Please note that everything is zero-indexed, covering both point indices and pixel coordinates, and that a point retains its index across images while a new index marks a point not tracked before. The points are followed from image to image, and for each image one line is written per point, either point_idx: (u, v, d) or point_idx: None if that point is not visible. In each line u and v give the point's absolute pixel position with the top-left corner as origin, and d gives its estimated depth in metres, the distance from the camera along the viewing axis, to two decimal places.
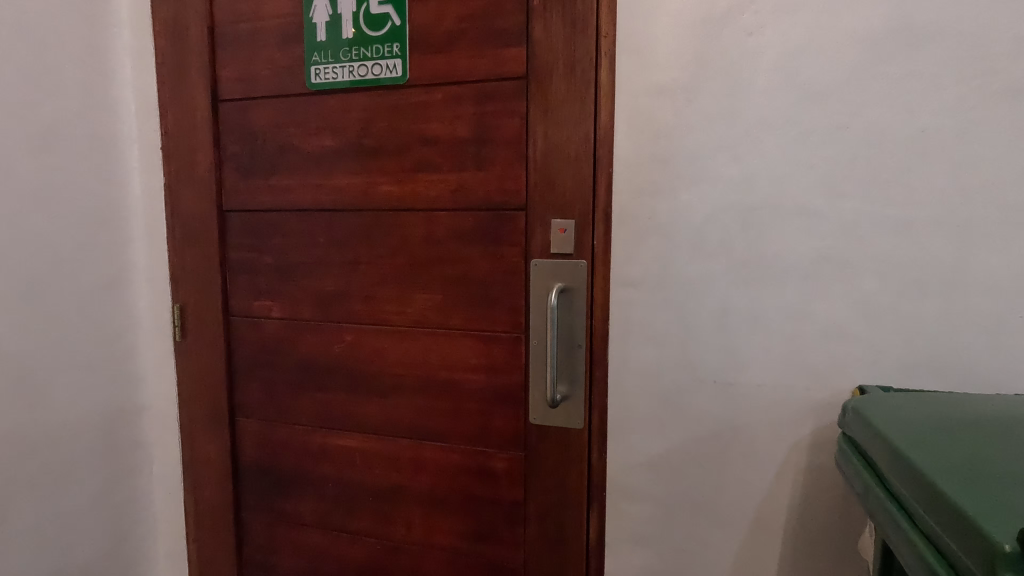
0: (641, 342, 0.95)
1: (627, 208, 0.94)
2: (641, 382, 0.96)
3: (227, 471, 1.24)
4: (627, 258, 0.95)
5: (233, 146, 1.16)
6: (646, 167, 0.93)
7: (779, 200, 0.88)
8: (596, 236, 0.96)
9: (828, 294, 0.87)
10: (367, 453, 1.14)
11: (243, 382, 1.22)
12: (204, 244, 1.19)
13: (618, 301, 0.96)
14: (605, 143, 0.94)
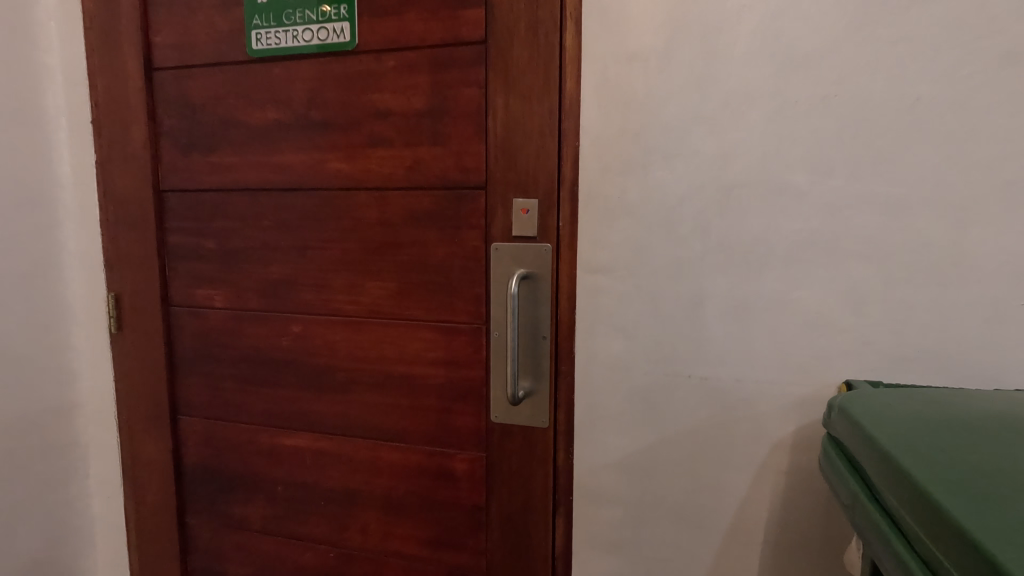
0: (611, 333, 0.87)
1: (596, 187, 0.86)
2: (611, 378, 0.88)
3: (170, 473, 1.14)
4: (595, 242, 0.87)
5: (170, 119, 1.06)
6: (616, 141, 0.85)
7: (761, 177, 0.80)
8: (561, 217, 0.87)
9: (813, 281, 0.80)
10: (319, 454, 1.06)
11: (186, 376, 1.13)
12: (139, 227, 1.09)
13: (586, 289, 0.88)
14: (572, 114, 0.86)
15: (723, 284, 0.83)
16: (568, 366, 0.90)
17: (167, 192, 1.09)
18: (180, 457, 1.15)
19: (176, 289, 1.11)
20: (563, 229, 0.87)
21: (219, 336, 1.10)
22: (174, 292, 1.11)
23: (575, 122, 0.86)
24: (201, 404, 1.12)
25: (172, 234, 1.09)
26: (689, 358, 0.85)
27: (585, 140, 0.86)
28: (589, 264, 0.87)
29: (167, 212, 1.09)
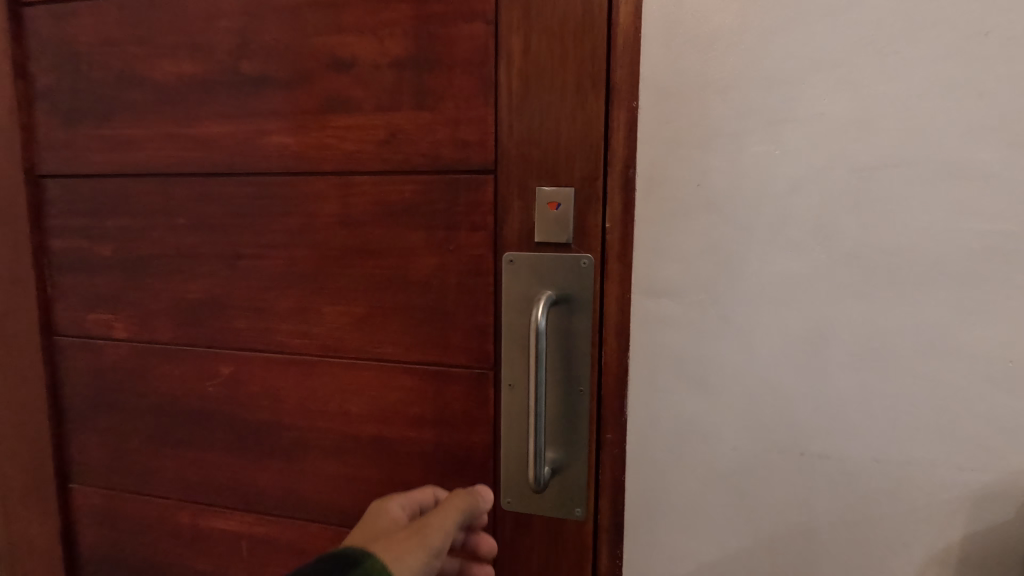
0: (681, 390, 0.59)
1: (660, 169, 0.57)
2: (679, 454, 0.59)
3: (57, 563, 0.84)
4: (659, 252, 0.58)
5: (47, 76, 0.76)
6: (692, 98, 0.55)
7: (923, 152, 0.51)
8: (610, 216, 0.59)
9: (1002, 315, 0.51)
10: (257, 544, 0.76)
11: (78, 430, 0.82)
12: (7, 226, 0.78)
13: (643, 323, 0.59)
14: (626, 59, 0.56)
15: (856, 318, 0.54)
16: (616, 434, 0.61)
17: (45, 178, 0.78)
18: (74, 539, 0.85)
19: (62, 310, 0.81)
20: (612, 233, 0.59)
21: (119, 378, 0.79)
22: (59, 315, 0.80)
23: (630, 71, 0.56)
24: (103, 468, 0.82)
25: (54, 236, 0.79)
26: (801, 427, 0.56)
27: (643, 99, 0.57)
28: (648, 286, 0.58)
29: (47, 205, 0.79)
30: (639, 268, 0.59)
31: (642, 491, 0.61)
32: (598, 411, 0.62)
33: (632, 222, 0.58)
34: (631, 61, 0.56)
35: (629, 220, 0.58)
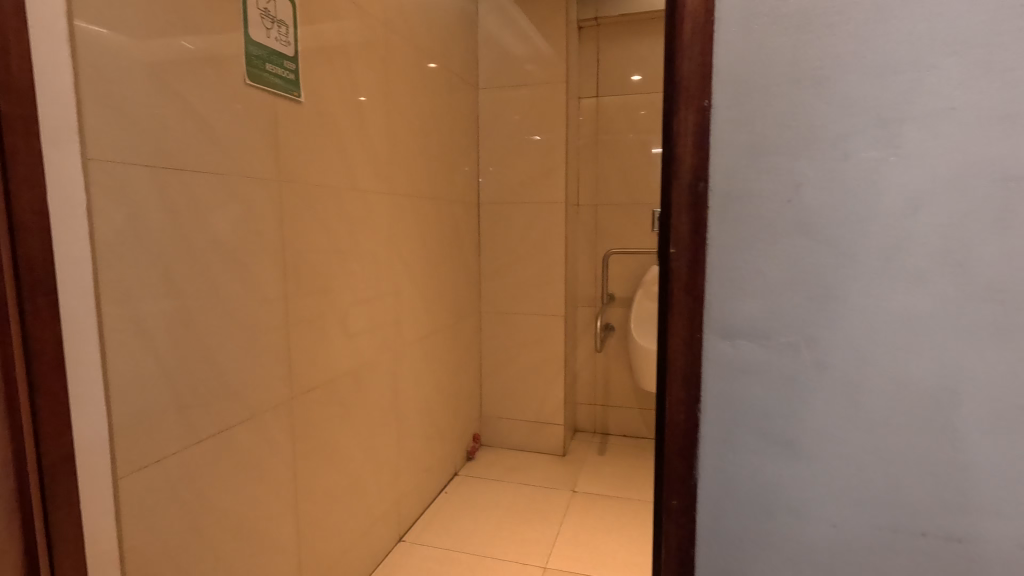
0: (769, 450, 0.48)
1: (740, 183, 0.46)
2: (767, 528, 0.49)
3: None
4: (740, 285, 0.47)
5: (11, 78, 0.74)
6: (779, 95, 0.44)
7: None
8: (677, 239, 0.48)
9: None
10: None
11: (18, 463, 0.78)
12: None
13: (722, 371, 0.48)
14: (694, 48, 0.46)
15: (991, 364, 0.44)
16: (679, 500, 0.51)
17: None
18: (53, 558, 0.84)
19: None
20: (678, 260, 0.48)
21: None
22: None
23: (701, 63, 0.46)
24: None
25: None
26: (920, 495, 0.46)
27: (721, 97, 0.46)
28: (727, 327, 0.48)
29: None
30: (716, 303, 0.48)
31: (717, 569, 0.51)
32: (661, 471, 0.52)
33: (706, 248, 0.47)
34: (700, 51, 0.46)
35: (702, 244, 0.47)
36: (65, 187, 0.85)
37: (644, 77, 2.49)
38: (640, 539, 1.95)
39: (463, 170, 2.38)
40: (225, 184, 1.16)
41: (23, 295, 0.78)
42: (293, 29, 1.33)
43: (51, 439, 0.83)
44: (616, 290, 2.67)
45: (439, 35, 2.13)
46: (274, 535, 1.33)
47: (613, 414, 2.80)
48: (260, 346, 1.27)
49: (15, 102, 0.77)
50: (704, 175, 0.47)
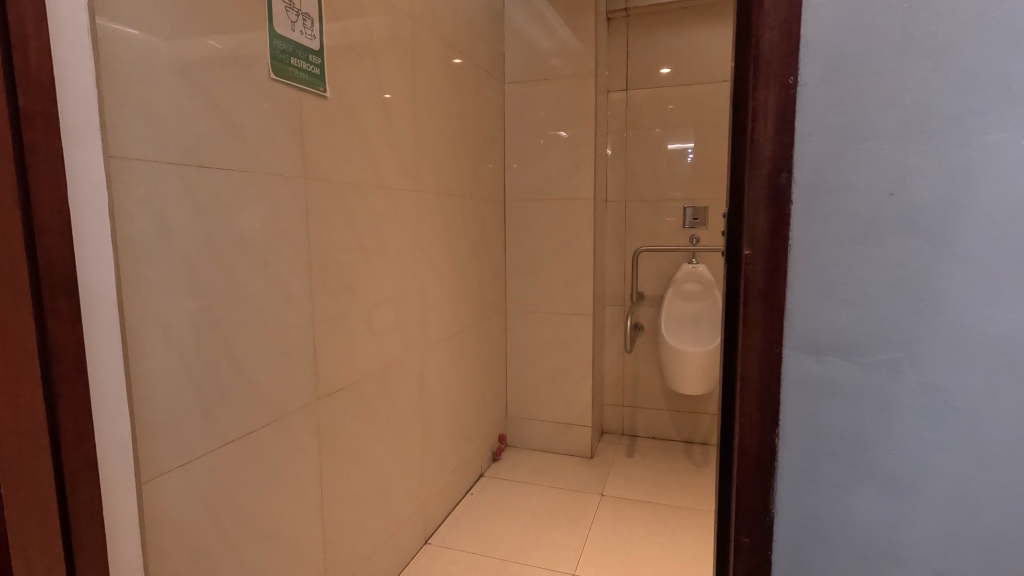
0: (845, 452, 0.51)
1: (831, 176, 0.47)
2: (840, 524, 0.52)
3: None
4: (819, 295, 0.49)
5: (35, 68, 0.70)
6: (873, 90, 0.46)
7: None
8: (755, 252, 0.50)
9: None
10: None
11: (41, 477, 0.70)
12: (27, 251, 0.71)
13: (800, 377, 0.51)
14: (776, 68, 0.47)
15: None
16: (752, 496, 0.54)
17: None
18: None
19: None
20: (755, 271, 0.50)
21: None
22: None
23: (783, 83, 0.47)
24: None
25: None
26: (1001, 480, 0.49)
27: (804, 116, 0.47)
28: (806, 335, 0.50)
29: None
30: (795, 313, 0.50)
31: (796, 543, 0.54)
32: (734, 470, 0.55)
33: (786, 260, 0.50)
34: (783, 72, 0.47)
35: (781, 258, 0.50)
36: (89, 187, 0.79)
37: (676, 69, 2.39)
38: (673, 546, 1.87)
39: (489, 166, 2.33)
40: (251, 182, 1.13)
41: (42, 295, 0.70)
42: (318, 23, 1.30)
43: (74, 449, 0.75)
44: (646, 289, 2.59)
45: (465, 28, 2.07)
46: (301, 539, 1.30)
47: (642, 416, 2.72)
48: (288, 347, 1.24)
49: (35, 95, 0.69)
50: (785, 191, 0.49)
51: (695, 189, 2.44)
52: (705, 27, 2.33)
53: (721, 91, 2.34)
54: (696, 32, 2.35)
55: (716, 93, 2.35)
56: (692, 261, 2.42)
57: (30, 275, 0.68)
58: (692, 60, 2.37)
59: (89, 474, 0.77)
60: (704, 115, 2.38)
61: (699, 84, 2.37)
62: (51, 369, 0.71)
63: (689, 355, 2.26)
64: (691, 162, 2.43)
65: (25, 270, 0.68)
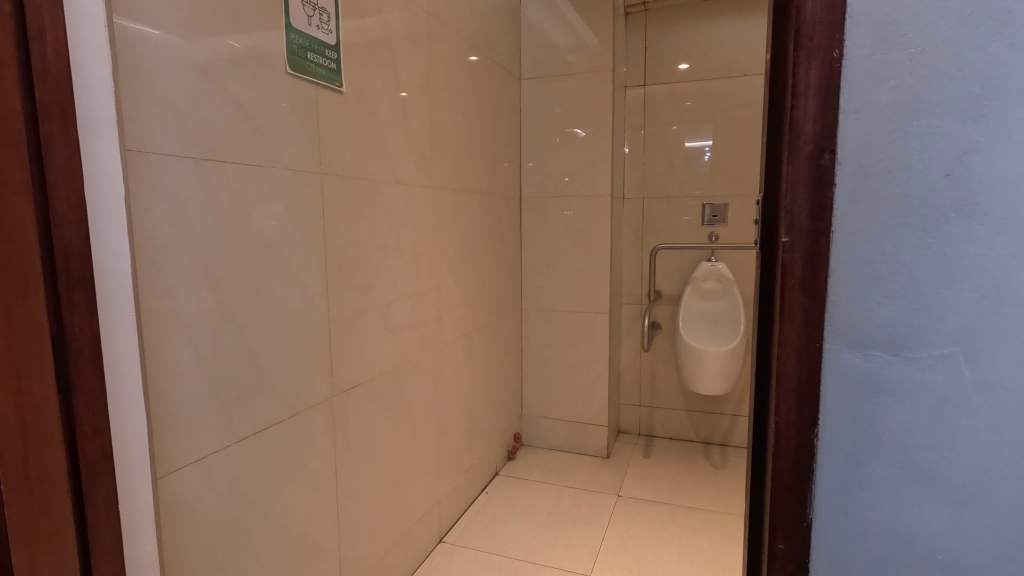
0: (889, 446, 0.50)
1: (878, 158, 0.48)
2: (882, 520, 0.52)
3: None
4: (862, 286, 0.49)
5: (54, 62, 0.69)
6: (923, 72, 0.46)
7: None
8: (795, 242, 0.51)
9: None
10: None
11: (54, 471, 0.69)
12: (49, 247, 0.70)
13: (841, 370, 0.51)
14: (817, 60, 0.48)
15: None
16: (790, 489, 0.54)
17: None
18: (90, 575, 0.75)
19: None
20: (794, 261, 0.51)
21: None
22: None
23: (824, 76, 0.48)
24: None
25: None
26: None
27: (846, 106, 0.48)
28: (847, 327, 0.50)
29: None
30: (836, 305, 0.50)
31: (839, 531, 0.53)
32: (771, 461, 0.56)
33: (826, 251, 0.50)
34: (823, 63, 0.48)
35: (821, 248, 0.50)
36: (105, 180, 0.78)
37: (695, 64, 2.34)
38: (692, 549, 1.83)
39: (505, 164, 2.31)
40: (268, 177, 1.12)
41: (58, 286, 0.69)
42: (335, 17, 1.28)
43: (90, 441, 0.74)
44: (664, 287, 2.54)
45: (482, 24, 2.05)
46: (316, 536, 1.30)
47: (659, 416, 2.67)
48: (304, 344, 1.24)
49: (52, 87, 0.68)
50: (826, 181, 0.49)
51: (715, 185, 2.39)
52: (726, 20, 2.28)
53: (742, 86, 2.29)
54: (717, 25, 2.30)
55: (737, 87, 2.30)
56: (711, 259, 2.37)
57: (45, 267, 0.68)
58: (712, 54, 2.32)
59: (105, 467, 0.77)
60: (724, 110, 2.33)
61: (719, 78, 2.32)
62: (67, 360, 0.70)
63: (708, 354, 2.21)
64: (711, 158, 2.38)
65: (40, 262, 0.67)
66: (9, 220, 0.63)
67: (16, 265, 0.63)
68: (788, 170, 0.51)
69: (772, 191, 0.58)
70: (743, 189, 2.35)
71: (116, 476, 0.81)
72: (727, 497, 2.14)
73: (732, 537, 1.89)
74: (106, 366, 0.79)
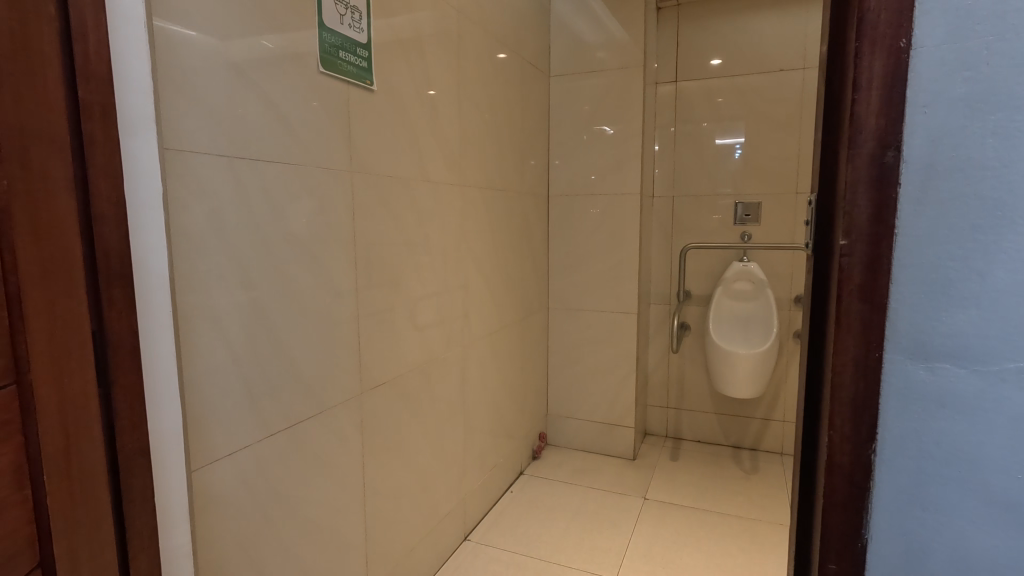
0: (955, 464, 0.48)
1: (942, 159, 0.46)
2: (945, 543, 0.50)
3: None
4: (927, 294, 0.47)
5: (99, 65, 0.69)
6: (991, 67, 0.44)
7: None
8: (854, 246, 0.49)
9: None
10: None
11: (94, 464, 0.70)
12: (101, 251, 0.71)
13: (901, 382, 0.49)
14: (882, 51, 0.47)
15: None
16: (844, 507, 0.53)
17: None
18: (127, 565, 0.76)
19: (44, 341, 0.63)
20: (853, 266, 0.49)
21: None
22: (22, 353, 0.61)
23: (889, 68, 0.47)
24: (34, 549, 0.64)
25: (12, 246, 0.59)
26: None
27: (913, 102, 0.46)
28: (909, 337, 0.48)
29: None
30: (898, 313, 0.48)
31: (896, 550, 0.51)
32: (824, 476, 0.54)
33: (889, 256, 0.48)
34: (889, 54, 0.47)
35: (883, 253, 0.48)
36: (144, 177, 0.79)
37: (729, 59, 2.28)
38: (721, 555, 1.79)
39: (533, 162, 2.29)
40: (302, 175, 1.13)
41: (99, 282, 0.70)
42: (366, 16, 1.29)
43: (128, 434, 0.76)
44: (694, 287, 2.49)
45: (511, 21, 2.04)
46: (344, 531, 1.31)
47: (687, 418, 2.63)
48: (334, 340, 1.25)
49: (93, 87, 0.69)
50: (889, 179, 0.48)
51: (749, 184, 2.33)
52: (762, 13, 2.22)
53: (778, 81, 2.23)
54: (752, 19, 2.23)
55: (773, 83, 2.23)
56: (743, 260, 2.31)
57: (87, 264, 0.68)
58: (747, 49, 2.25)
59: (142, 459, 0.78)
60: (759, 106, 2.27)
61: (754, 73, 2.25)
62: (107, 355, 0.72)
63: (739, 356, 2.15)
64: (744, 156, 2.31)
65: (82, 259, 0.68)
66: (55, 219, 0.64)
67: (61, 262, 0.64)
68: (848, 169, 0.49)
69: (827, 191, 0.56)
70: (777, 187, 2.28)
71: (152, 469, 0.83)
72: (758, 503, 2.09)
73: (763, 544, 1.84)
74: (144, 361, 0.81)
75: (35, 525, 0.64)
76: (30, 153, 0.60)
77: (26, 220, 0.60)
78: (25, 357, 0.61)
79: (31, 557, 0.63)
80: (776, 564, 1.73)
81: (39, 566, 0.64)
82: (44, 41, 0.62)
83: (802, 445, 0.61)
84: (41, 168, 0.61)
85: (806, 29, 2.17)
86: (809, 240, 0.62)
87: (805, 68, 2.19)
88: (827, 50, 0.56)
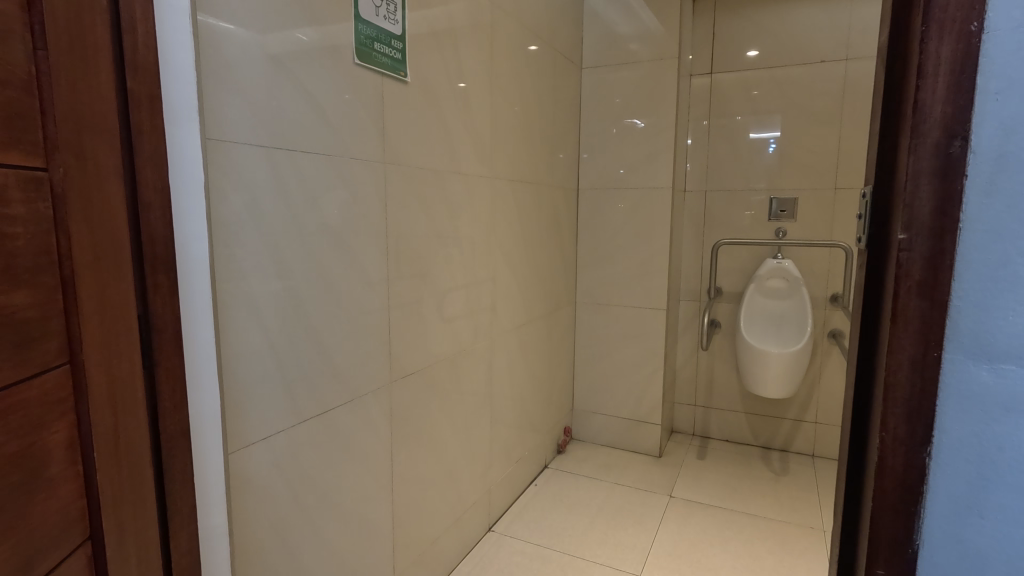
0: (1018, 473, 0.46)
1: (1011, 155, 0.44)
2: (1004, 551, 0.48)
3: None
4: (994, 292, 0.45)
5: (143, 52, 0.70)
6: None
7: None
8: (915, 241, 0.47)
9: None
10: None
11: (139, 442, 0.72)
12: (146, 241, 0.72)
13: (962, 384, 0.47)
14: (951, 34, 0.45)
15: None
16: (894, 512, 0.51)
17: (48, 166, 0.58)
18: (169, 543, 0.79)
19: (95, 322, 0.65)
20: (912, 262, 0.47)
21: (21, 448, 0.58)
22: (76, 333, 0.63)
23: (958, 53, 0.45)
24: (85, 523, 0.66)
25: (67, 231, 0.61)
26: None
27: (984, 88, 0.44)
28: (971, 337, 0.46)
29: (32, 194, 0.57)
30: (960, 312, 0.47)
31: (953, 558, 0.50)
32: (874, 478, 0.53)
33: (952, 252, 0.46)
34: (959, 38, 0.45)
35: (946, 249, 0.46)
36: (188, 168, 0.81)
37: (767, 50, 2.22)
38: (749, 556, 1.76)
39: (563, 155, 2.27)
40: (338, 168, 1.15)
41: (144, 268, 0.72)
42: (402, 8, 1.29)
43: (171, 416, 0.78)
44: (725, 284, 2.45)
45: (544, 12, 2.02)
46: (373, 516, 1.33)
47: (715, 417, 2.59)
48: (367, 330, 1.27)
49: (142, 77, 0.70)
50: (956, 170, 0.46)
51: (784, 179, 2.27)
52: (803, 3, 2.15)
53: (819, 72, 2.15)
54: (793, 9, 2.16)
55: (812, 74, 2.16)
56: (777, 257, 2.26)
57: (134, 252, 0.71)
58: (786, 40, 2.19)
59: (182, 440, 0.81)
60: (798, 99, 2.20)
61: (793, 65, 2.19)
62: (152, 339, 0.74)
63: (771, 356, 2.10)
64: (780, 150, 2.26)
65: (130, 246, 0.70)
66: (104, 206, 0.65)
67: (111, 249, 0.66)
68: (909, 160, 0.47)
69: (884, 185, 0.54)
70: (815, 182, 2.22)
71: (193, 449, 0.86)
72: (788, 505, 2.05)
73: (793, 547, 1.80)
74: (186, 346, 0.83)
75: (87, 499, 0.66)
76: (84, 143, 0.62)
77: (80, 208, 0.62)
78: (78, 339, 0.63)
79: (82, 531, 0.65)
80: (807, 568, 1.70)
81: (89, 539, 0.66)
82: (97, 32, 0.64)
83: (850, 447, 0.60)
84: (94, 158, 0.63)
85: (850, 19, 2.10)
86: (861, 234, 0.59)
87: (848, 60, 2.11)
88: (889, 36, 0.54)
